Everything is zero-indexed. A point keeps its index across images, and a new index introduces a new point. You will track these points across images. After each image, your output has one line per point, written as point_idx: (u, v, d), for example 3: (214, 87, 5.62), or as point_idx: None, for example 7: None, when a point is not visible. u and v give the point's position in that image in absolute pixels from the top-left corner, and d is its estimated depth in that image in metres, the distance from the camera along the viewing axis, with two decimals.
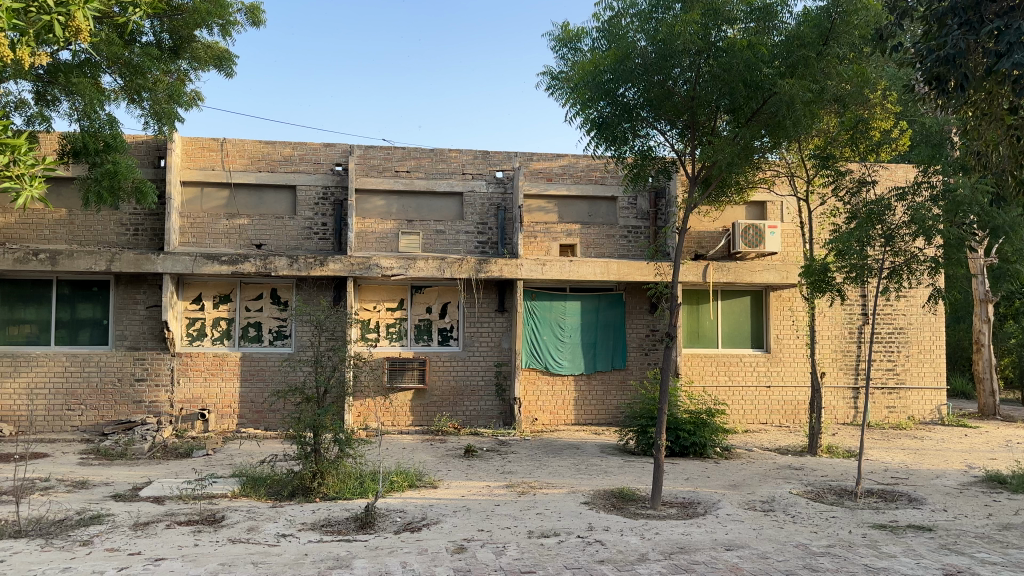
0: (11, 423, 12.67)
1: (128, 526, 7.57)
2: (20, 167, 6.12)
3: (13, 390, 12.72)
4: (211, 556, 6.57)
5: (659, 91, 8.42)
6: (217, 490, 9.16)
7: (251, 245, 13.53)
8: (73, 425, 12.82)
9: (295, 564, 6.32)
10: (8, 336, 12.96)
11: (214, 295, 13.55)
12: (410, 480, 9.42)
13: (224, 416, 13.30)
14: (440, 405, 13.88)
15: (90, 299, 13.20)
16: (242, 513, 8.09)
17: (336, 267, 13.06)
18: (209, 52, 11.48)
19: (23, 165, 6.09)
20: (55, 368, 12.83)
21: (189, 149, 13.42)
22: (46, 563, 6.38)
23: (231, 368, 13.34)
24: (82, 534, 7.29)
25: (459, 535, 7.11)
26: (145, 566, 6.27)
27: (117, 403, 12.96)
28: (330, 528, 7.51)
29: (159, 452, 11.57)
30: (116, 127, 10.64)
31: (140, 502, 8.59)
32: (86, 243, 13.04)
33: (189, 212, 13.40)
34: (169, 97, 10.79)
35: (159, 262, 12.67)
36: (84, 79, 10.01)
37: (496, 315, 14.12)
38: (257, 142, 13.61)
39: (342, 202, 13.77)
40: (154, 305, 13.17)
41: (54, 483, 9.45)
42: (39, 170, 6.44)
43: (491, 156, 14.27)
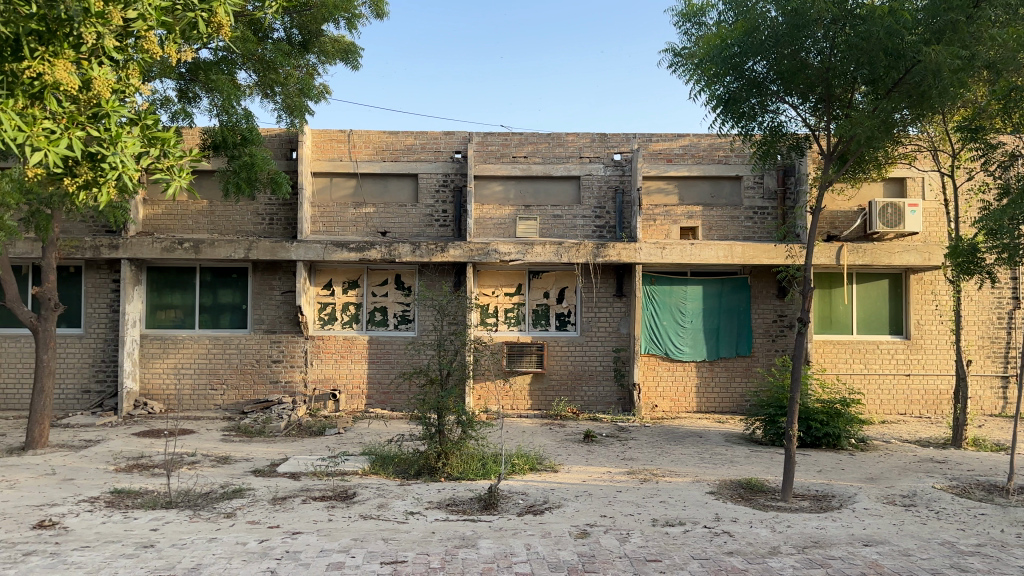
0: (161, 401, 13.66)
1: (267, 500, 7.98)
2: (170, 158, 5.78)
3: (162, 370, 13.68)
4: (344, 531, 6.84)
5: (791, 63, 8.01)
6: (349, 467, 9.51)
7: (376, 232, 13.94)
8: (216, 403, 13.66)
9: (422, 541, 6.47)
10: (158, 320, 13.92)
11: (343, 281, 14.05)
12: (531, 463, 9.48)
13: (354, 397, 13.80)
14: (560, 390, 13.89)
15: (230, 284, 14.00)
16: (372, 490, 8.38)
17: (456, 253, 13.27)
18: (335, 46, 11.73)
19: (173, 157, 5.75)
20: (199, 350, 13.70)
21: (319, 141, 13.95)
22: (194, 533, 6.85)
23: (359, 351, 13.81)
24: (226, 506, 7.74)
25: (582, 521, 7.06)
26: (284, 539, 6.60)
27: (255, 383, 13.67)
28: (455, 507, 7.65)
29: (294, 430, 12.13)
30: (252, 120, 11.18)
31: (278, 478, 9.04)
32: (226, 232, 13.82)
33: (318, 201, 13.94)
34: (300, 90, 11.25)
35: (292, 249, 13.23)
36: (221, 76, 10.55)
37: (615, 299, 13.93)
38: (381, 133, 13.99)
39: (462, 189, 13.94)
40: (289, 291, 13.83)
41: (199, 457, 10.11)
42: (185, 162, 6.16)
43: (610, 138, 14.04)
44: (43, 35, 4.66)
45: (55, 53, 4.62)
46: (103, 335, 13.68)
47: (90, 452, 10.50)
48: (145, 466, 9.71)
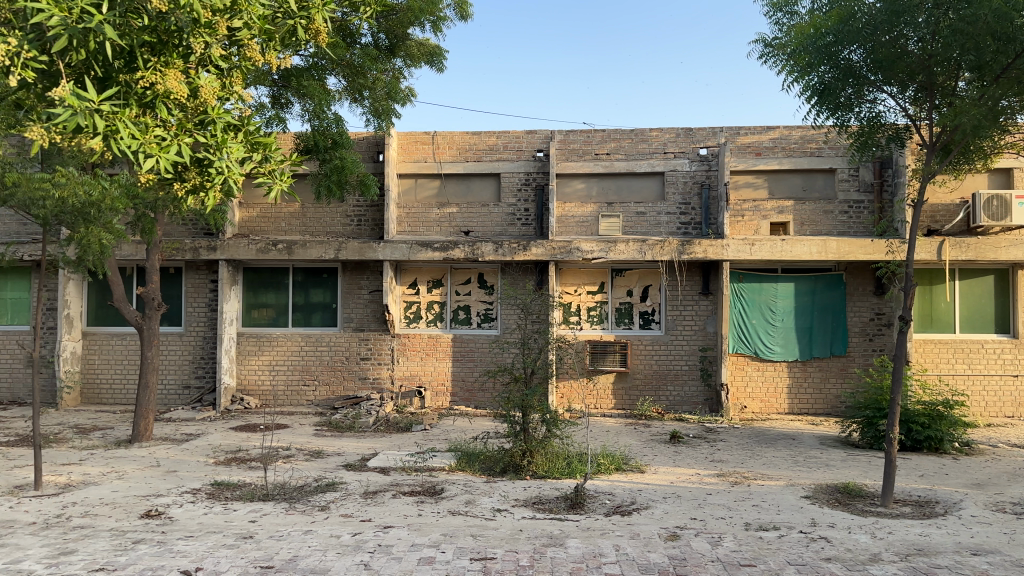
0: (257, 396, 14.18)
1: (359, 494, 8.17)
2: (272, 163, 5.53)
3: (257, 366, 14.21)
4: (434, 526, 6.94)
5: (889, 51, 7.67)
6: (436, 463, 9.65)
7: (460, 232, 14.08)
8: (307, 399, 14.09)
9: (510, 539, 6.51)
10: (252, 318, 14.45)
11: (428, 280, 14.25)
12: (617, 463, 9.39)
13: (439, 394, 13.97)
14: (644, 390, 13.74)
15: (320, 284, 14.40)
16: (460, 486, 8.48)
17: (538, 252, 13.27)
18: (421, 49, 11.92)
19: (275, 161, 5.48)
20: (291, 347, 14.16)
21: (405, 142, 14.21)
22: (290, 525, 7.08)
23: (444, 349, 13.99)
24: (319, 500, 7.97)
25: (672, 523, 6.96)
26: (376, 533, 6.75)
27: (345, 379, 14.04)
28: (542, 506, 7.66)
29: (382, 426, 12.38)
30: (342, 124, 11.46)
31: (368, 472, 9.24)
32: (316, 233, 14.22)
33: (404, 202, 14.20)
34: (387, 94, 11.47)
35: (379, 249, 13.51)
36: (313, 82, 10.89)
37: (701, 298, 13.68)
38: (465, 134, 14.14)
39: (544, 187, 13.93)
40: (376, 290, 14.13)
41: (293, 451, 10.44)
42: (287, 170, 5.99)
43: (695, 133, 13.78)
44: (155, 46, 4.75)
45: (167, 62, 4.70)
46: (202, 332, 14.29)
47: (191, 445, 10.99)
48: (243, 459, 10.10)
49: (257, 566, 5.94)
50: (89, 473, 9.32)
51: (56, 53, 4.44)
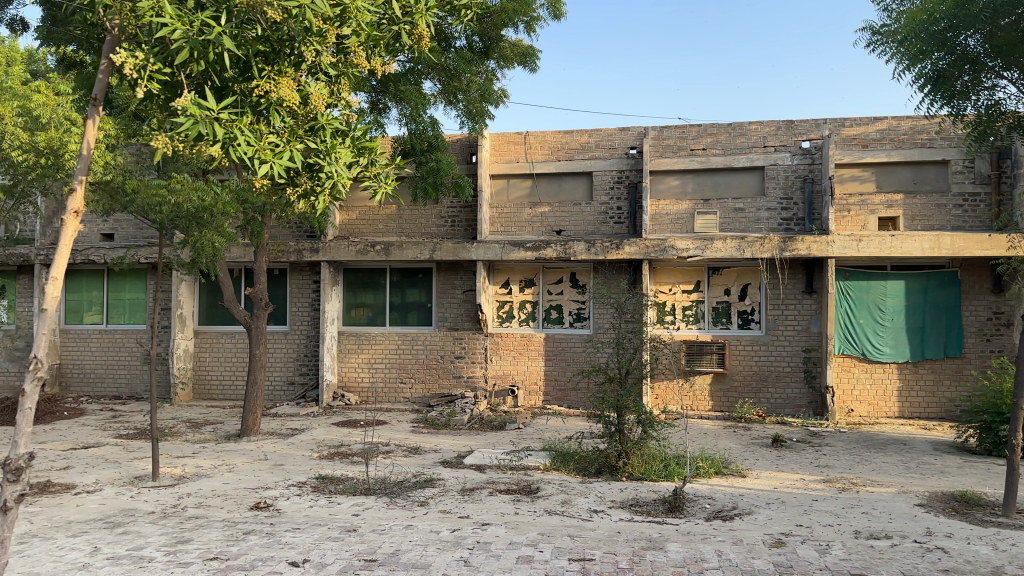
0: (356, 394, 14.57)
1: (456, 491, 8.28)
2: (377, 165, 4.88)
3: (357, 364, 14.61)
4: (531, 525, 6.97)
5: (1010, 34, 7.23)
6: (531, 462, 9.67)
7: (552, 232, 14.09)
8: (404, 396, 14.39)
9: (608, 541, 6.46)
10: (351, 318, 14.85)
11: (521, 280, 14.31)
12: (716, 467, 9.19)
13: (532, 393, 14.01)
14: (743, 391, 13.41)
15: (416, 284, 14.67)
16: (555, 486, 8.48)
17: (632, 250, 13.13)
18: (514, 50, 12.02)
19: (380, 163, 4.85)
20: (389, 346, 14.51)
21: (497, 143, 14.34)
22: (392, 519, 7.24)
23: (536, 348, 14.02)
24: (419, 495, 8.12)
25: (776, 529, 6.76)
26: (474, 530, 6.82)
27: (440, 377, 14.26)
28: (639, 508, 7.57)
29: (477, 424, 12.50)
30: (438, 127, 11.65)
31: (465, 469, 9.36)
32: (412, 235, 14.51)
33: (497, 202, 14.32)
34: (481, 96, 11.60)
35: (473, 249, 13.67)
36: (410, 87, 11.09)
37: (803, 297, 13.23)
38: (557, 133, 14.14)
39: (637, 184, 13.76)
40: (470, 290, 14.29)
41: (392, 447, 10.68)
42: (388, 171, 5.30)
43: (796, 126, 13.34)
44: (268, 54, 4.26)
45: (280, 71, 4.22)
46: (305, 331, 14.81)
47: (296, 439, 11.40)
48: (344, 453, 10.41)
49: (360, 559, 6.10)
50: (203, 465, 9.80)
51: (177, 64, 4.05)
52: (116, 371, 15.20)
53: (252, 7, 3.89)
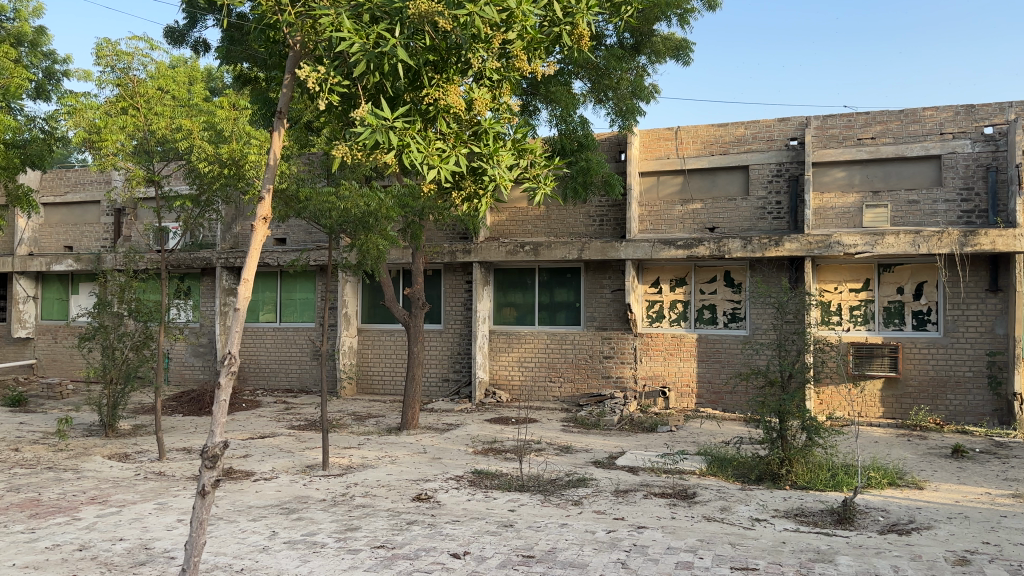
0: (508, 391, 14.81)
1: (610, 492, 8.23)
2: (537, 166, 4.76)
3: (508, 362, 14.87)
4: (689, 531, 6.81)
5: None
6: (687, 466, 9.45)
7: (705, 228, 13.71)
8: (554, 395, 14.47)
9: (773, 551, 6.20)
10: (502, 317, 15.10)
11: (672, 279, 14.02)
12: (890, 478, 8.61)
13: (684, 395, 13.69)
14: (916, 397, 12.50)
15: (565, 284, 14.72)
16: (713, 492, 8.24)
17: (792, 247, 12.53)
18: (666, 44, 11.80)
19: (541, 163, 4.71)
20: (539, 345, 14.65)
21: (647, 140, 14.15)
22: (547, 517, 7.29)
23: (688, 349, 13.70)
24: (573, 494, 8.13)
25: (960, 546, 6.24)
26: (631, 532, 6.75)
27: (590, 377, 14.22)
28: (805, 518, 7.22)
29: (628, 425, 12.36)
30: (588, 127, 11.65)
31: (618, 470, 9.29)
32: (561, 234, 14.57)
33: (647, 200, 14.12)
34: (632, 93, 11.48)
35: (622, 249, 13.53)
36: (560, 87, 11.15)
37: (987, 295, 12.15)
38: (711, 126, 13.78)
39: (798, 177, 13.13)
40: (619, 289, 14.16)
41: (545, 445, 10.77)
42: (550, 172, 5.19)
43: (978, 110, 12.27)
44: (437, 64, 4.37)
45: (449, 79, 4.33)
46: (458, 330, 15.23)
47: (452, 434, 11.74)
48: (498, 450, 10.60)
49: (519, 555, 6.18)
50: (367, 456, 10.28)
51: (355, 77, 4.28)
52: (287, 366, 16.25)
53: (423, 18, 4.03)
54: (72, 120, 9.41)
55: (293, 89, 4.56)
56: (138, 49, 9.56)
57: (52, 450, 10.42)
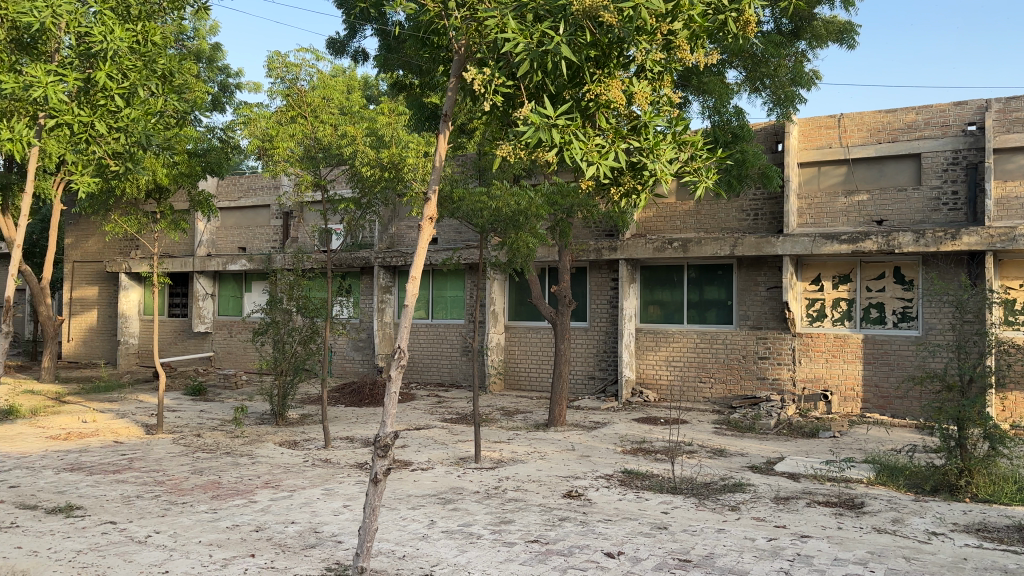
0: (657, 391, 14.57)
1: (769, 498, 7.91)
2: (699, 157, 4.43)
3: (656, 361, 14.63)
4: (857, 542, 6.42)
5: None
6: (853, 474, 8.92)
7: (872, 222, 12.93)
8: (705, 396, 14.09)
9: (954, 568, 5.74)
10: (650, 315, 14.91)
11: (834, 276, 13.32)
12: None
13: (848, 399, 12.97)
14: None
15: (716, 281, 14.32)
16: (883, 502, 7.75)
17: (971, 241, 11.54)
18: (829, 28, 11.25)
19: (703, 155, 4.38)
20: (688, 344, 14.33)
21: (806, 129, 13.54)
22: (703, 521, 7.11)
23: (853, 351, 12.95)
24: (729, 499, 7.89)
25: None
26: (793, 541, 6.45)
27: (743, 378, 13.74)
28: (989, 534, 6.64)
29: (785, 429, 11.84)
30: (743, 117, 11.29)
31: (777, 476, 8.92)
32: (712, 230, 14.17)
33: (806, 192, 13.50)
34: (791, 80, 11.07)
35: (779, 244, 12.97)
36: (714, 78, 10.92)
37: None
38: (877, 113, 12.99)
39: (977, 165, 12.10)
40: (775, 286, 13.59)
41: (697, 447, 10.51)
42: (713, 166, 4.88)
43: None
44: (599, 59, 4.36)
45: (610, 74, 4.31)
46: (605, 328, 15.15)
47: (600, 432, 11.68)
48: (649, 450, 10.44)
49: (674, 558, 6.05)
50: (517, 451, 10.42)
51: (519, 76, 4.36)
52: (439, 362, 16.78)
53: (587, 13, 4.06)
54: (247, 130, 10.28)
55: (457, 92, 4.69)
56: (304, 60, 10.14)
57: (230, 436, 11.26)
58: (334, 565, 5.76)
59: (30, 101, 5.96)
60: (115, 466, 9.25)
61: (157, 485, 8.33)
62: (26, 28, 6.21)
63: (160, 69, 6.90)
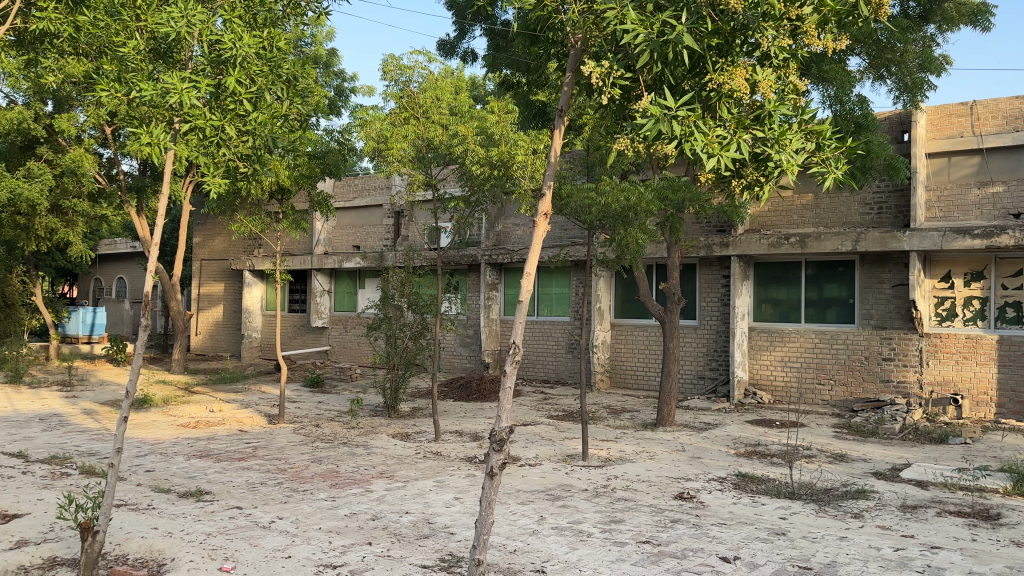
0: (771, 393, 14.13)
1: (895, 507, 7.52)
2: (828, 147, 4.23)
3: (771, 361, 14.18)
4: (995, 556, 6.01)
5: None
6: (989, 484, 8.36)
7: (1008, 215, 12.06)
8: (824, 398, 13.55)
9: None
10: (764, 314, 14.48)
11: (966, 272, 12.53)
12: None
13: (980, 404, 12.20)
14: None
15: (836, 278, 13.74)
16: (1023, 514, 7.22)
17: None
18: (961, 10, 10.69)
19: (832, 145, 4.17)
20: (806, 344, 13.81)
21: (935, 118, 12.82)
22: (823, 528, 6.82)
23: (987, 352, 12.17)
24: (852, 506, 7.54)
25: None
26: (922, 552, 6.10)
27: (866, 380, 13.13)
28: None
29: (911, 434, 11.23)
30: (867, 106, 10.82)
31: (904, 484, 8.46)
32: (832, 225, 13.62)
33: (935, 184, 12.76)
34: (920, 66, 10.51)
35: (905, 239, 12.30)
36: (835, 65, 10.53)
37: None
38: (1015, 99, 12.14)
39: None
40: (901, 284, 12.91)
41: (815, 452, 10.10)
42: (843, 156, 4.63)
43: None
44: (721, 47, 4.27)
45: (733, 62, 4.19)
46: (717, 327, 14.79)
47: (711, 434, 11.41)
48: (764, 453, 10.12)
49: (794, 565, 5.83)
50: (626, 450, 10.31)
51: (638, 68, 4.30)
52: (545, 359, 16.82)
53: None
54: (362, 132, 10.49)
55: (573, 88, 4.67)
56: (418, 62, 10.36)
57: (346, 427, 11.65)
58: (447, 556, 5.85)
59: (166, 106, 6.24)
60: (240, 453, 9.73)
61: (279, 473, 8.70)
62: (162, 36, 6.50)
63: (284, 74, 7.10)
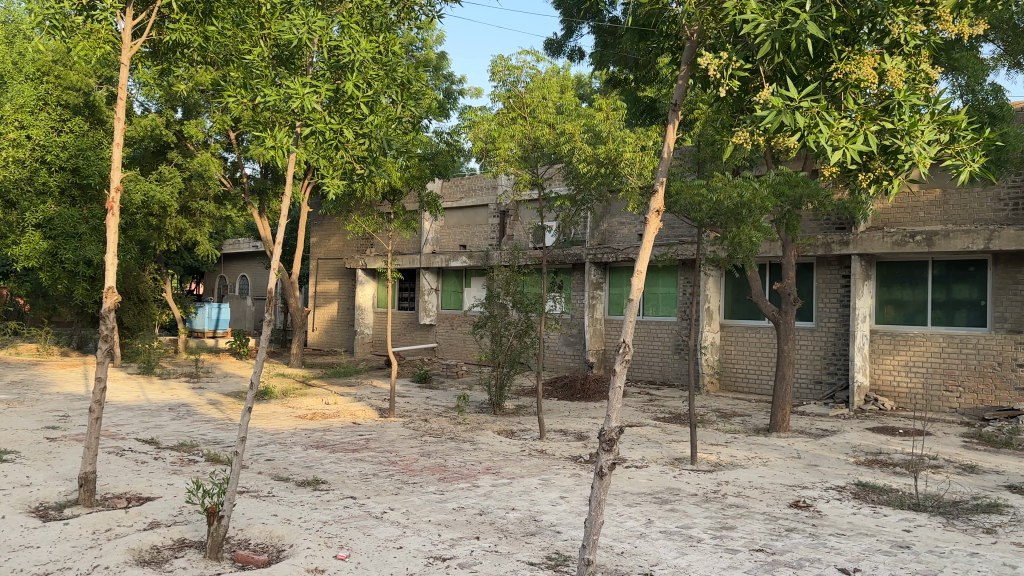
0: (893, 399, 13.45)
1: None
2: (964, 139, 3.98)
3: (893, 366, 13.50)
4: None
5: None
6: None
7: None
8: (952, 406, 12.80)
9: None
10: (886, 316, 13.79)
11: None
12: None
13: None
14: None
15: (966, 279, 12.96)
16: None
17: None
18: None
19: (968, 137, 3.93)
20: (933, 348, 13.08)
21: None
22: (952, 543, 6.44)
23: None
24: (984, 521, 7.09)
25: None
26: None
27: (999, 388, 12.32)
28: None
29: None
30: (1002, 95, 10.17)
31: None
32: (961, 222, 12.86)
33: None
34: None
35: None
36: (966, 53, 9.96)
37: None
38: None
39: None
40: None
41: (943, 462, 9.55)
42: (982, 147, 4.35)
43: None
44: (847, 37, 4.11)
45: (860, 51, 4.03)
46: (834, 329, 14.22)
47: (828, 441, 10.96)
48: (885, 462, 9.64)
49: None
50: (737, 455, 10.04)
51: (759, 59, 4.19)
52: (652, 359, 16.60)
53: None
54: (471, 133, 10.76)
55: (689, 81, 4.59)
56: (526, 62, 10.42)
57: (453, 423, 11.86)
58: (554, 554, 5.84)
59: (289, 111, 6.51)
60: (353, 445, 10.07)
61: (390, 465, 8.95)
62: (284, 42, 6.75)
63: (399, 78, 7.23)
